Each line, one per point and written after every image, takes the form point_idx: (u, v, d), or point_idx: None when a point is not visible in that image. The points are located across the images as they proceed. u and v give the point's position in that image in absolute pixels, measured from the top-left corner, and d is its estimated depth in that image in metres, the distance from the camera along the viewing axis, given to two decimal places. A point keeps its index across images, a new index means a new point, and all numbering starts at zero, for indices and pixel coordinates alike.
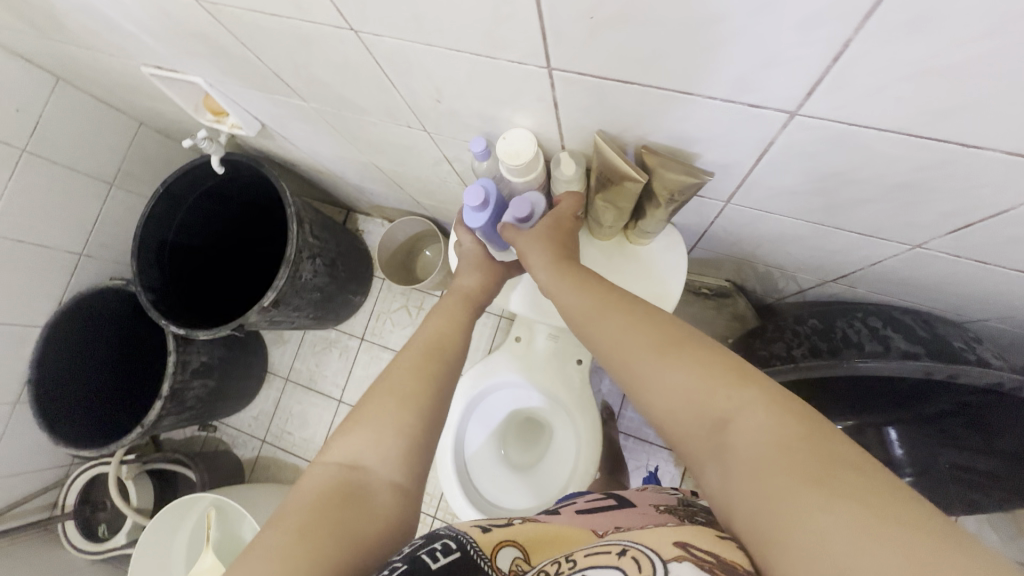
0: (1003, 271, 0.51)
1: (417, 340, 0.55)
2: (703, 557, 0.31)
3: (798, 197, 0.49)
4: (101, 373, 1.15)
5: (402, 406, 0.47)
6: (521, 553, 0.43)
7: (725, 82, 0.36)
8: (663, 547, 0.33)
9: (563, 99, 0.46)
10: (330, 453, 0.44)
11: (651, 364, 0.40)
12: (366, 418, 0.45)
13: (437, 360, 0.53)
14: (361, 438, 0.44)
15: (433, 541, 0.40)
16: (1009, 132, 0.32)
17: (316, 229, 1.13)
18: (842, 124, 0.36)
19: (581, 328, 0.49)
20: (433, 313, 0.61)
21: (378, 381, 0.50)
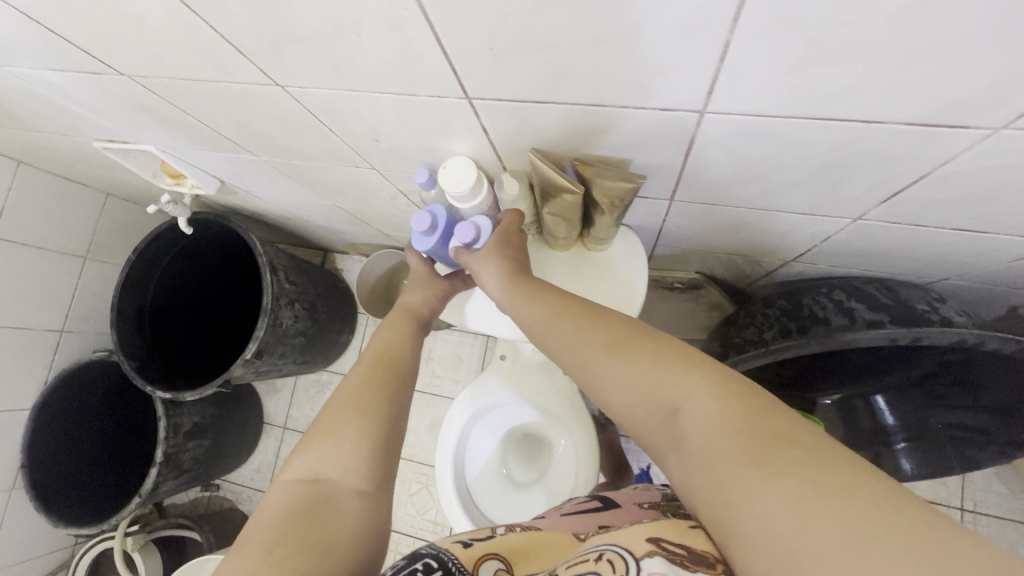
0: (942, 231, 0.52)
1: (367, 353, 0.56)
2: (677, 549, 0.32)
3: (734, 187, 0.51)
4: (94, 446, 1.14)
5: (357, 417, 0.47)
6: (504, 565, 0.44)
7: (630, 92, 0.38)
8: (637, 543, 0.34)
9: (490, 124, 0.48)
10: (291, 474, 0.44)
11: (604, 364, 0.42)
12: (322, 435, 0.46)
13: (388, 371, 0.54)
14: (321, 454, 0.44)
15: (415, 562, 0.42)
16: (900, 103, 0.33)
17: (291, 274, 1.13)
18: (748, 116, 0.38)
19: (539, 336, 0.50)
20: (381, 325, 0.62)
21: (332, 397, 0.50)
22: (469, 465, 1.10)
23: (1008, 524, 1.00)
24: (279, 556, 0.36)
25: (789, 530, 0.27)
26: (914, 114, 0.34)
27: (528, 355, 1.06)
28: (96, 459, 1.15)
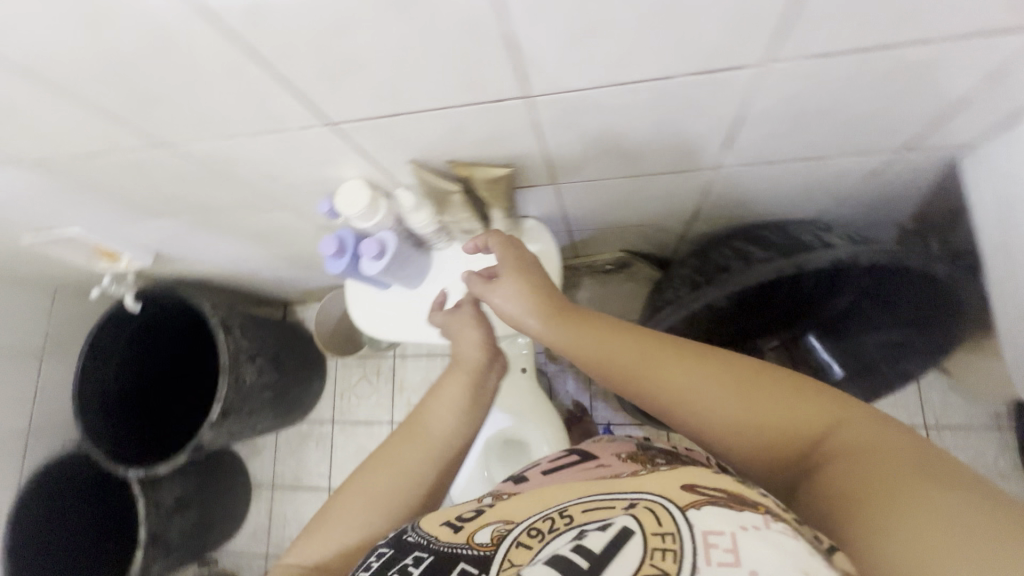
0: (793, 162, 0.57)
1: (414, 436, 0.55)
2: (714, 495, 0.36)
3: (598, 159, 0.56)
4: (77, 540, 1.13)
5: (366, 507, 0.50)
6: (502, 521, 0.40)
7: (459, 91, 0.43)
8: (671, 492, 0.37)
9: (363, 143, 0.52)
10: (294, 559, 0.48)
11: (735, 385, 0.41)
12: (330, 524, 0.49)
13: (423, 454, 0.54)
14: (324, 546, 0.48)
15: (405, 557, 0.39)
16: (675, 59, 0.39)
17: (248, 329, 1.15)
18: (564, 92, 0.43)
19: (588, 362, 0.47)
20: (442, 393, 0.58)
21: (356, 475, 0.53)
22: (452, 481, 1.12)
23: (971, 433, 1.03)
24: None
25: (968, 540, 0.28)
26: (692, 65, 0.39)
27: None
28: (82, 553, 1.14)
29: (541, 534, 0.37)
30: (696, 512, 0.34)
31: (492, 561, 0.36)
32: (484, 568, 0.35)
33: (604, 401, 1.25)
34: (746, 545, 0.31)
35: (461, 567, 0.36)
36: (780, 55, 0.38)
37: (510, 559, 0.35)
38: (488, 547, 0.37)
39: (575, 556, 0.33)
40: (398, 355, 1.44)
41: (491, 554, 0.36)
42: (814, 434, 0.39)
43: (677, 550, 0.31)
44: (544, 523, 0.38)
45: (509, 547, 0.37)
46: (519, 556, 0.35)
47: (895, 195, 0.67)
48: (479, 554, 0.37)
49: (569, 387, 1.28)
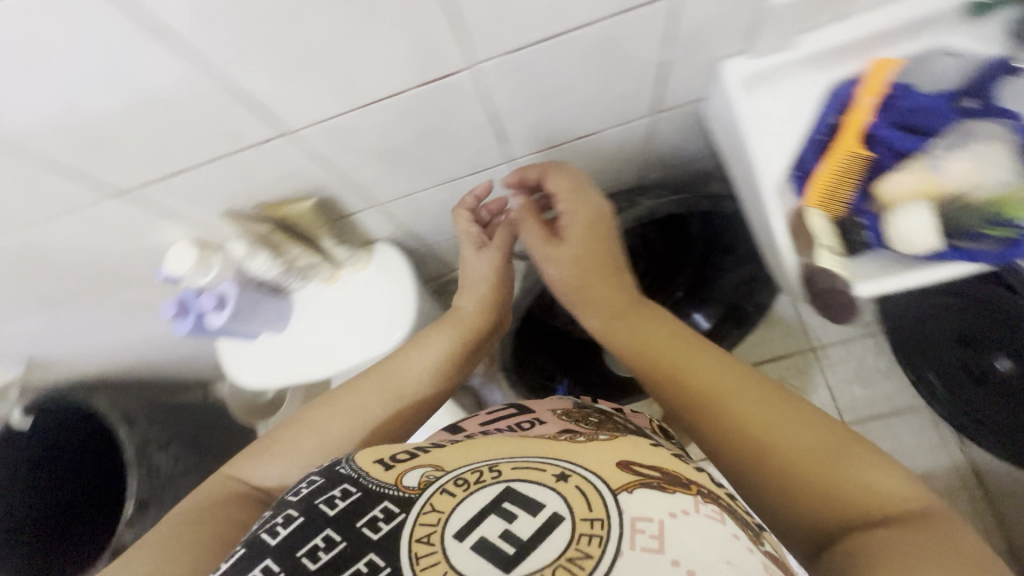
0: (575, 142, 0.65)
1: (389, 375, 0.58)
2: (648, 476, 0.37)
3: (399, 174, 0.61)
4: None
5: (329, 435, 0.52)
6: (431, 466, 0.38)
7: (221, 140, 0.47)
8: (600, 465, 0.37)
9: (167, 206, 0.56)
10: (248, 472, 0.49)
11: (755, 406, 0.42)
12: (287, 448, 0.51)
13: (401, 402, 0.57)
14: (277, 467, 0.49)
15: (335, 484, 0.38)
16: (390, 76, 0.45)
17: (154, 417, 1.11)
18: (316, 123, 0.48)
19: (647, 351, 0.51)
20: (428, 342, 0.61)
21: (330, 396, 0.55)
22: None
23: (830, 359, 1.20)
24: (186, 538, 0.41)
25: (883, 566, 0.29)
26: (412, 77, 0.46)
27: None
28: None
29: (466, 482, 0.36)
30: (626, 498, 0.34)
31: (416, 504, 0.35)
32: (406, 511, 0.35)
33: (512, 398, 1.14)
34: (672, 531, 0.32)
35: (381, 508, 0.35)
36: (479, 55, 0.45)
37: (432, 505, 0.35)
38: (416, 489, 0.36)
39: (503, 542, 0.33)
40: None
41: (415, 497, 0.35)
42: (847, 495, 0.36)
43: (602, 536, 0.32)
44: (471, 473, 0.37)
45: (434, 492, 0.36)
46: (440, 504, 0.35)
47: (687, 152, 0.75)
48: (403, 496, 0.36)
49: None
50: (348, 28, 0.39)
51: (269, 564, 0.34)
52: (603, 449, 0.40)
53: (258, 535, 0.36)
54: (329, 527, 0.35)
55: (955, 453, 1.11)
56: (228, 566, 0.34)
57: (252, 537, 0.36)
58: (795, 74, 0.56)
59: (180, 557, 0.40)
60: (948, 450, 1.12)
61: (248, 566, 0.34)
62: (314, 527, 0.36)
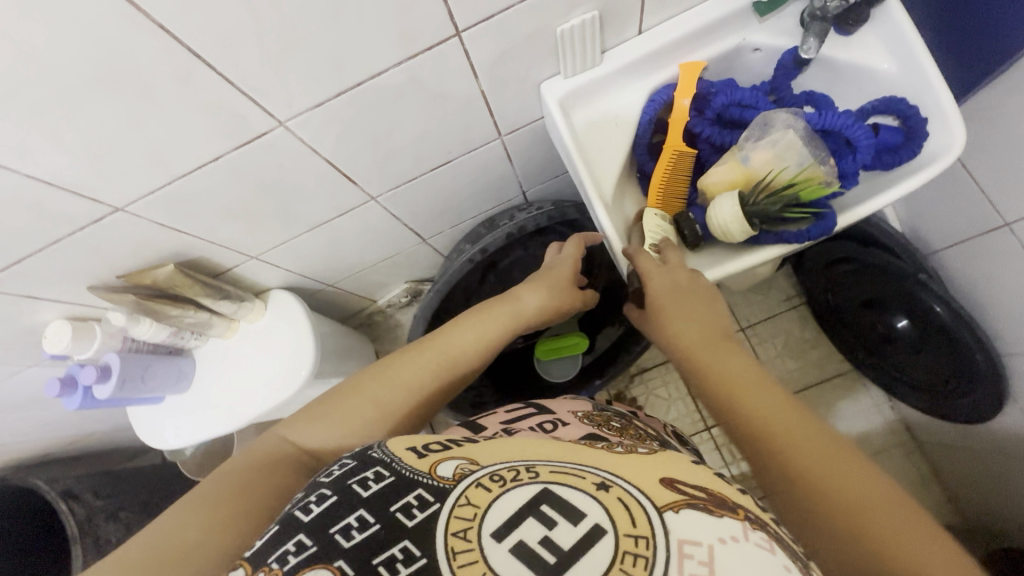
0: (433, 172, 0.68)
1: (443, 347, 0.57)
2: (692, 496, 0.36)
3: (263, 227, 0.64)
4: None
5: (375, 406, 0.52)
6: (465, 460, 0.39)
7: (52, 222, 0.49)
8: (649, 483, 0.36)
9: (25, 289, 0.57)
10: (296, 436, 0.50)
11: (764, 408, 0.42)
12: (338, 411, 0.51)
13: (445, 374, 0.56)
14: (325, 432, 0.50)
15: (366, 468, 0.39)
16: (201, 144, 0.47)
17: (99, 492, 1.11)
18: (146, 195, 0.50)
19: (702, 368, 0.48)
20: (481, 320, 0.60)
21: (382, 366, 0.55)
22: None
23: None
24: (227, 508, 0.42)
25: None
26: (225, 145, 0.48)
27: None
28: None
29: (502, 479, 0.36)
30: (672, 516, 0.33)
31: (450, 495, 0.35)
32: (441, 500, 0.35)
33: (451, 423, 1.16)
34: (720, 557, 0.31)
35: (415, 494, 0.36)
36: (286, 114, 0.48)
37: (467, 499, 0.35)
38: (450, 480, 0.37)
39: (543, 549, 0.33)
40: None
41: (450, 489, 0.36)
42: (839, 498, 0.36)
43: (648, 558, 0.31)
44: (508, 472, 0.37)
45: (469, 486, 0.36)
46: (476, 499, 0.35)
47: (557, 163, 0.77)
48: (438, 485, 0.36)
49: None
50: (133, 114, 0.42)
51: (302, 538, 0.34)
52: (653, 462, 0.40)
53: (293, 512, 0.37)
54: (364, 506, 0.36)
55: (886, 411, 1.12)
56: (261, 543, 0.35)
57: (286, 514, 0.37)
58: (619, 82, 0.59)
59: (224, 534, 0.40)
60: (879, 410, 1.12)
61: (280, 542, 0.34)
62: (349, 505, 0.36)
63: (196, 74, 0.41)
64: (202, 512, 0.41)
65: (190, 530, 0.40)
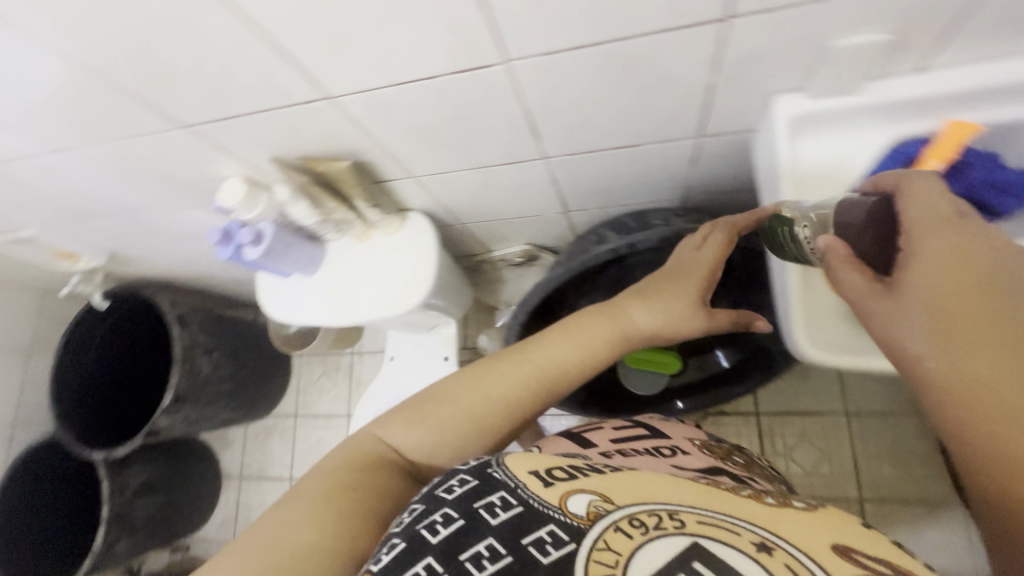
0: (614, 151, 0.64)
1: (539, 360, 0.57)
2: (874, 569, 0.34)
3: (436, 151, 0.64)
4: (41, 523, 1.25)
5: (468, 415, 0.53)
6: (597, 494, 0.39)
7: (271, 93, 0.51)
8: (816, 547, 0.35)
9: (223, 142, 0.61)
10: (389, 437, 0.53)
11: None
12: (431, 419, 0.53)
13: (540, 390, 0.56)
14: (418, 435, 0.52)
15: (490, 493, 0.40)
16: (428, 60, 0.47)
17: (205, 327, 1.25)
18: (357, 92, 0.51)
19: (966, 424, 0.36)
20: (579, 334, 0.59)
21: (477, 372, 0.56)
22: None
23: (885, 419, 1.09)
24: (339, 507, 0.44)
25: None
26: (446, 66, 0.47)
27: (413, 351, 1.15)
28: (49, 534, 1.26)
29: (644, 526, 0.37)
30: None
31: (586, 536, 0.36)
32: (577, 541, 0.36)
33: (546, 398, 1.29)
34: None
35: (547, 530, 0.37)
36: (514, 53, 0.46)
37: (608, 543, 0.36)
38: (585, 520, 0.37)
39: None
40: (357, 353, 1.52)
41: (587, 529, 0.36)
42: None
43: None
44: (648, 516, 0.37)
45: (606, 528, 0.36)
46: (616, 544, 0.36)
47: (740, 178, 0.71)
48: (572, 524, 0.37)
49: None
50: (382, 12, 0.42)
51: (431, 563, 0.36)
52: (808, 521, 0.39)
53: (418, 531, 0.39)
54: (493, 536, 0.37)
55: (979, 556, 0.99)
56: (389, 561, 0.37)
57: (412, 530, 0.39)
58: (861, 118, 0.51)
59: (342, 529, 0.43)
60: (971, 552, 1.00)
61: (409, 561, 0.36)
62: (476, 533, 0.38)
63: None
64: (307, 513, 0.43)
65: (302, 532, 0.42)
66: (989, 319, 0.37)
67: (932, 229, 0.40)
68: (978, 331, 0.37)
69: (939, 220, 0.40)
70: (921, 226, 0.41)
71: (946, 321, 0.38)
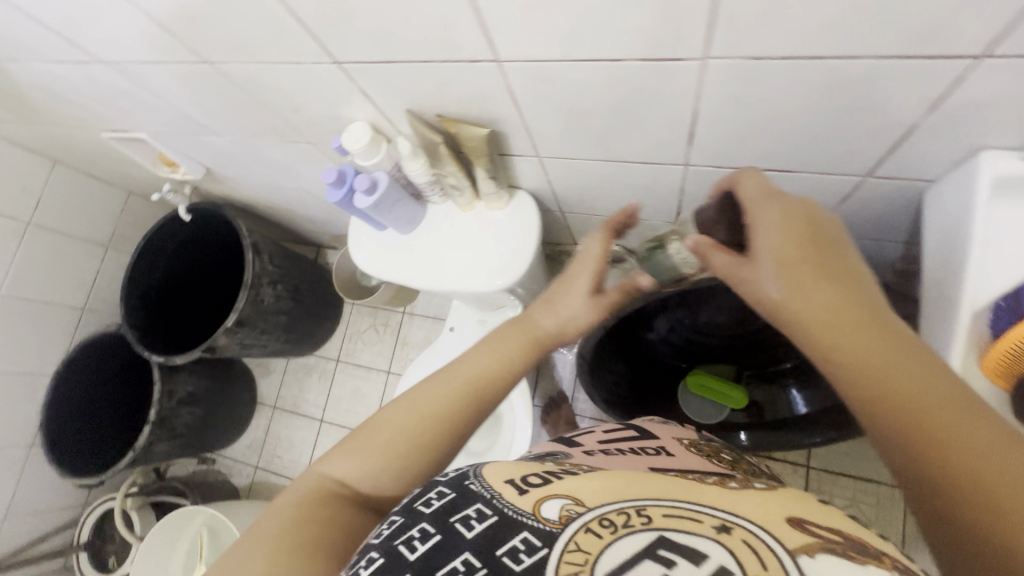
0: (763, 174, 0.60)
1: (458, 372, 0.52)
2: (829, 539, 0.33)
3: (574, 136, 0.60)
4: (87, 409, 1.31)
5: (398, 438, 0.48)
6: (569, 497, 0.36)
7: (439, 47, 0.49)
8: (776, 524, 0.33)
9: (365, 85, 0.59)
10: (326, 471, 0.47)
11: (886, 364, 0.37)
12: (372, 444, 0.48)
13: (467, 404, 0.51)
14: (361, 463, 0.47)
15: (468, 505, 0.37)
16: (622, 43, 0.43)
17: (275, 259, 1.27)
18: (528, 62, 0.48)
19: (818, 351, 0.40)
20: (497, 343, 0.55)
21: (406, 393, 0.51)
22: None
23: None
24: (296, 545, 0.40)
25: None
26: (636, 52, 0.44)
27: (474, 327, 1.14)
28: (93, 421, 1.32)
29: (614, 525, 0.33)
30: (807, 562, 0.31)
31: (558, 541, 0.33)
32: (549, 545, 0.33)
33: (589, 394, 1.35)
34: None
35: (520, 538, 0.34)
36: (717, 51, 0.42)
37: (577, 545, 0.33)
38: (557, 523, 0.34)
39: None
40: (407, 313, 1.52)
41: (558, 533, 0.33)
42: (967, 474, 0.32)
43: None
44: (617, 515, 0.34)
45: (577, 530, 0.33)
46: (587, 545, 0.33)
47: (882, 224, 0.65)
48: (544, 530, 0.34)
49: (563, 372, 1.37)
50: None
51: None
52: (770, 499, 0.37)
53: (396, 547, 0.36)
54: (468, 550, 0.34)
55: None
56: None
57: (389, 546, 0.36)
58: None
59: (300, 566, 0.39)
60: None
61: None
62: (452, 548, 0.35)
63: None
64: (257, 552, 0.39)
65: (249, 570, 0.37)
66: (818, 261, 0.42)
67: (763, 197, 0.45)
68: (820, 274, 0.41)
69: (767, 190, 0.46)
70: (754, 196, 0.45)
71: (793, 268, 0.42)
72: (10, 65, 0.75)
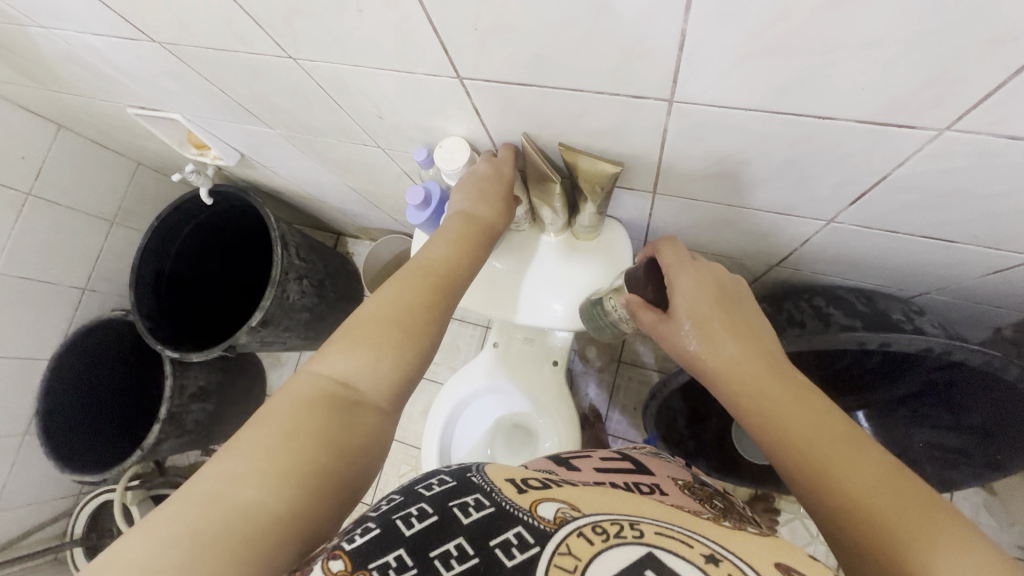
0: (918, 241, 0.53)
1: (421, 264, 0.52)
2: None
3: (709, 181, 0.53)
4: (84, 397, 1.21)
5: (394, 325, 0.45)
6: (565, 504, 0.37)
7: (604, 77, 0.41)
8: (760, 564, 0.32)
9: (480, 105, 0.51)
10: (321, 368, 0.43)
11: (785, 402, 0.42)
12: (366, 337, 0.44)
13: (440, 286, 0.51)
14: (357, 358, 0.43)
15: (466, 496, 0.38)
16: (846, 101, 0.36)
17: (301, 251, 1.17)
18: (710, 106, 0.41)
19: (730, 398, 0.46)
20: (446, 232, 0.56)
21: (383, 289, 0.49)
22: (456, 447, 1.13)
23: None
24: (312, 454, 0.37)
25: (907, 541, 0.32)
26: (854, 113, 0.37)
27: (522, 345, 1.08)
28: (92, 410, 1.23)
29: (606, 533, 0.34)
30: None
31: (551, 540, 0.33)
32: (543, 545, 0.33)
33: (622, 413, 1.25)
34: None
35: (515, 532, 0.34)
36: (962, 124, 0.35)
37: (569, 547, 0.33)
38: (551, 523, 0.35)
39: None
40: None
41: (553, 532, 0.34)
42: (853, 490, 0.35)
43: None
44: (610, 525, 0.35)
45: (570, 532, 0.34)
46: (579, 548, 0.33)
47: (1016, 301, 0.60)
48: (538, 526, 0.34)
49: (590, 390, 1.29)
50: (864, 36, 0.31)
51: (403, 554, 0.33)
52: (766, 547, 0.36)
53: (394, 521, 0.36)
54: (462, 535, 0.35)
55: None
56: (362, 543, 0.34)
57: (386, 519, 0.36)
58: None
59: (307, 486, 0.35)
60: None
61: (381, 550, 0.33)
62: (447, 531, 0.35)
63: (1021, 39, 0.28)
64: (263, 458, 0.35)
65: (247, 478, 0.34)
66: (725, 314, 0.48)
67: (679, 262, 0.51)
68: (728, 329, 0.47)
69: (684, 257, 0.52)
70: (673, 263, 0.52)
71: (704, 323, 0.48)
72: (38, 28, 0.63)
